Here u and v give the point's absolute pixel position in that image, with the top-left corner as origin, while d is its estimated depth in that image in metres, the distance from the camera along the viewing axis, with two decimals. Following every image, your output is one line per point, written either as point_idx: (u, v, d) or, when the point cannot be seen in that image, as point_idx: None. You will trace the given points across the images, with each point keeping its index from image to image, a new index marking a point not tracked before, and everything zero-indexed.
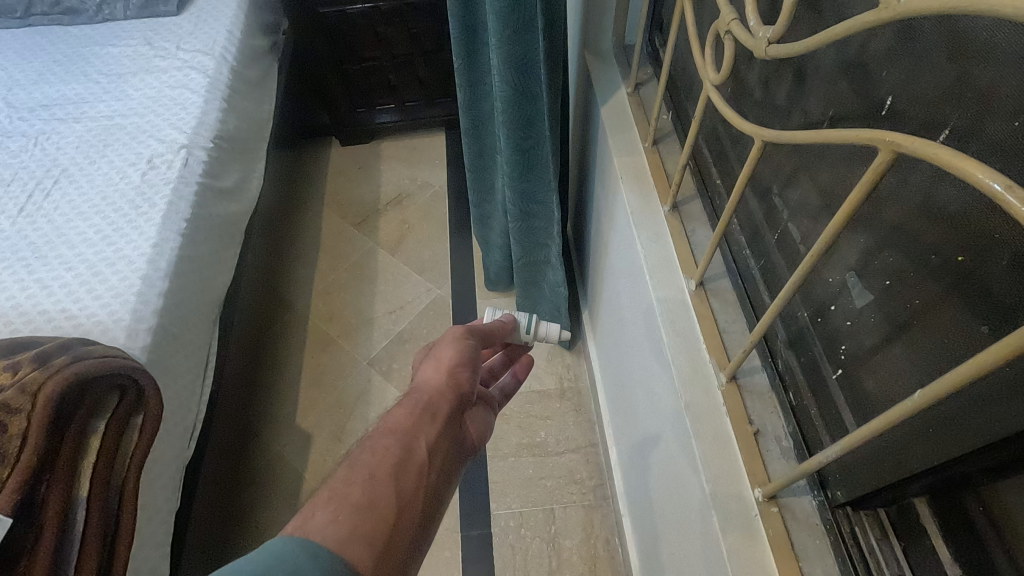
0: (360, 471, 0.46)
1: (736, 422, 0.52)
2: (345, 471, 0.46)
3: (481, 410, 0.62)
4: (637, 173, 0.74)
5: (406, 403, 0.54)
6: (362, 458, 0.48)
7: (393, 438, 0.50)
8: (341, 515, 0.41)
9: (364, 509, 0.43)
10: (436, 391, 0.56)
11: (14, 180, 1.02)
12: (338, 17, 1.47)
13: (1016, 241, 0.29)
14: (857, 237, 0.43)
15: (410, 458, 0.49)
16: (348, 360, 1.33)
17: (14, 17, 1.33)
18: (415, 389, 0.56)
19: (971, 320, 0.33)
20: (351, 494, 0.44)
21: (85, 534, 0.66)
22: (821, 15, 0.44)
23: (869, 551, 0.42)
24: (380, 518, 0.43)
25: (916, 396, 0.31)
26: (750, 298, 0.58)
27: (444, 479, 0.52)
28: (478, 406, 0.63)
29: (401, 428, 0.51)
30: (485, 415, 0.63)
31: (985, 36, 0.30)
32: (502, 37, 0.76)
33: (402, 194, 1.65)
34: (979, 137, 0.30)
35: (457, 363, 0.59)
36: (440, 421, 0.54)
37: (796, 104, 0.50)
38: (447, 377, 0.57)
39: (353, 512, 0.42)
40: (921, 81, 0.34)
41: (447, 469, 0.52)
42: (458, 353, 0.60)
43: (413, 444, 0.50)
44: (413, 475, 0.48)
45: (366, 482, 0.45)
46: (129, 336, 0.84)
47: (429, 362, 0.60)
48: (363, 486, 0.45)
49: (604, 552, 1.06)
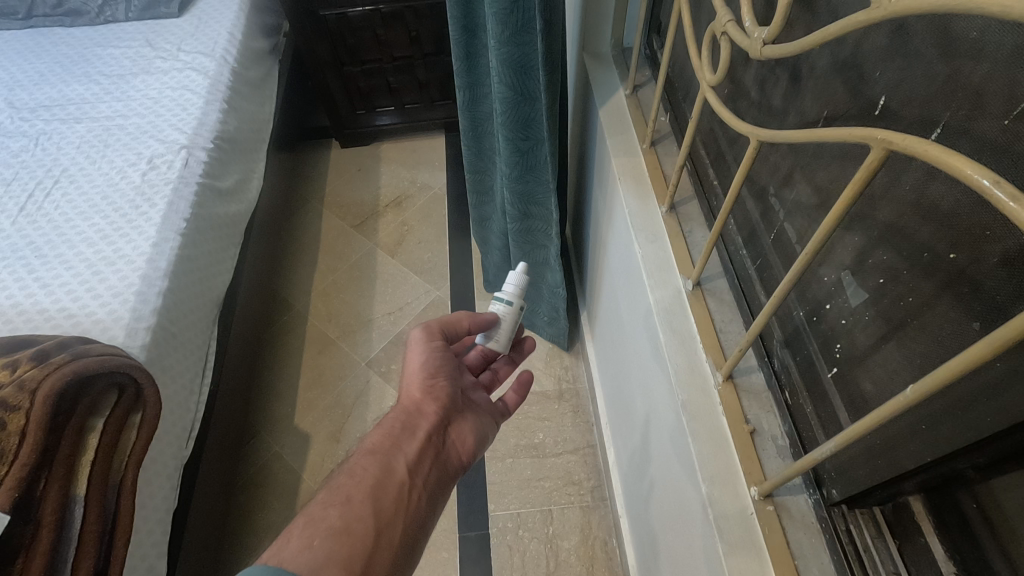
0: (338, 494, 0.55)
1: (732, 421, 0.52)
2: (325, 494, 0.55)
3: (464, 428, 0.72)
4: (636, 174, 0.75)
5: (384, 425, 0.65)
6: (341, 481, 0.57)
7: (370, 459, 0.61)
8: (316, 540, 0.49)
9: (339, 533, 0.51)
10: (407, 409, 0.66)
11: (15, 180, 1.02)
12: (339, 20, 1.48)
13: (1006, 239, 0.30)
14: (852, 236, 0.43)
15: (386, 479, 0.59)
16: (347, 361, 1.33)
17: (16, 19, 1.34)
18: (393, 412, 0.66)
19: (964, 317, 0.33)
20: (327, 518, 0.52)
21: (83, 532, 0.67)
22: (816, 17, 0.44)
23: (864, 549, 0.42)
24: (357, 539, 0.51)
25: (908, 391, 0.31)
26: (747, 297, 0.59)
27: (423, 497, 0.61)
28: (462, 424, 0.72)
29: (378, 450, 0.62)
30: (469, 431, 0.72)
31: (977, 35, 0.30)
32: (501, 39, 0.77)
33: (402, 195, 1.66)
34: (971, 135, 0.31)
35: (428, 377, 0.69)
36: (413, 442, 0.64)
37: (792, 105, 0.50)
38: (422, 395, 0.68)
39: (328, 535, 0.50)
40: (914, 81, 0.35)
41: (425, 486, 0.62)
42: (427, 363, 0.70)
43: (388, 466, 0.60)
44: (391, 495, 0.58)
45: (343, 505, 0.54)
46: (128, 335, 0.84)
47: (403, 380, 0.70)
48: (339, 509, 0.53)
49: (602, 552, 1.05)
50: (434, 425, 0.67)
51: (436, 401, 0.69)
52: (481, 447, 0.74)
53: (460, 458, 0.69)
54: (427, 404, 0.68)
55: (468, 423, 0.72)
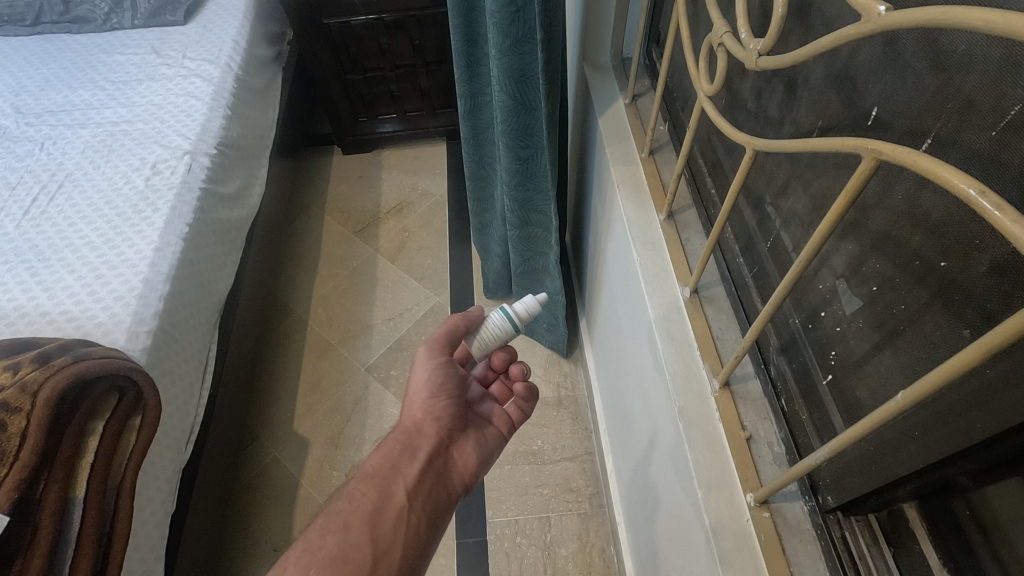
0: (335, 521, 0.57)
1: (728, 426, 0.52)
2: (323, 520, 0.57)
3: (467, 447, 0.71)
4: (635, 182, 0.76)
5: (383, 448, 0.66)
6: (340, 506, 0.59)
7: (369, 484, 0.61)
8: (312, 568, 0.51)
9: (335, 561, 0.52)
10: (407, 430, 0.67)
11: (21, 184, 1.03)
12: (342, 29, 1.49)
13: (995, 248, 0.30)
14: (845, 245, 0.44)
15: (385, 504, 0.60)
16: (347, 366, 1.34)
17: (24, 25, 1.36)
18: (393, 434, 0.67)
19: (955, 324, 0.34)
20: (324, 546, 0.54)
21: (82, 533, 0.67)
22: (811, 29, 0.45)
23: (860, 556, 0.42)
24: (353, 568, 0.53)
25: (899, 397, 0.31)
26: (744, 304, 0.59)
27: (423, 521, 0.61)
28: (464, 444, 0.71)
29: (378, 474, 0.62)
30: (471, 449, 0.72)
31: (965, 48, 0.31)
32: (501, 48, 0.78)
33: (403, 202, 1.67)
34: (961, 145, 0.31)
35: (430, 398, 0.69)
36: (413, 464, 0.65)
37: (788, 115, 0.51)
38: (422, 416, 0.68)
39: (325, 563, 0.52)
40: (905, 92, 0.35)
41: (424, 510, 0.62)
42: (429, 381, 0.69)
43: (388, 491, 0.61)
44: (389, 521, 0.58)
45: (340, 532, 0.56)
46: (129, 339, 0.84)
47: (407, 399, 0.70)
48: (337, 536, 0.55)
49: (600, 560, 1.05)
50: (433, 447, 0.67)
51: (437, 422, 0.69)
52: (485, 466, 0.73)
53: (462, 479, 0.70)
54: (427, 425, 0.68)
55: (471, 442, 0.72)
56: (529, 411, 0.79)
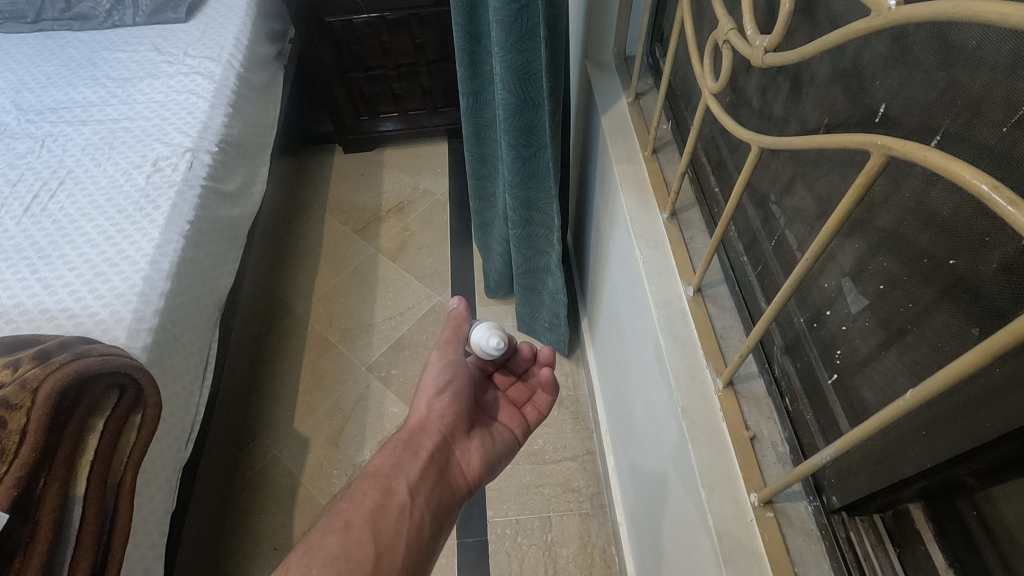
0: (337, 520, 0.56)
1: (732, 426, 0.52)
2: (326, 520, 0.56)
3: (473, 446, 0.71)
4: (638, 180, 0.75)
5: (387, 447, 0.66)
6: (342, 506, 0.58)
7: (371, 483, 0.61)
8: (314, 567, 0.51)
9: (338, 558, 0.52)
10: (412, 429, 0.67)
11: (22, 181, 1.03)
12: (343, 26, 1.49)
13: (1005, 247, 0.30)
14: (851, 243, 0.43)
15: (388, 501, 0.59)
16: (348, 365, 1.33)
17: (25, 22, 1.35)
18: (399, 432, 0.68)
19: (964, 323, 0.33)
20: (325, 545, 0.53)
21: (82, 531, 0.67)
22: (818, 26, 0.45)
23: (864, 556, 0.42)
24: (355, 565, 0.52)
25: (908, 396, 0.31)
26: (747, 303, 0.59)
27: (427, 520, 0.61)
28: (471, 443, 0.71)
29: (381, 472, 0.62)
30: (477, 449, 0.71)
31: (975, 44, 0.30)
32: (505, 46, 0.77)
33: (404, 201, 1.66)
34: (971, 142, 0.31)
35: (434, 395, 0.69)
36: (418, 462, 0.64)
37: (793, 113, 0.50)
38: (429, 413, 0.68)
39: (326, 562, 0.51)
40: (914, 88, 0.35)
41: (428, 507, 0.62)
42: (437, 378, 0.70)
43: (391, 488, 0.61)
44: (392, 518, 0.58)
45: (342, 531, 0.55)
46: (129, 336, 0.84)
47: (416, 399, 0.70)
48: (338, 536, 0.55)
49: (601, 560, 1.05)
50: (437, 446, 0.67)
51: (441, 420, 0.68)
52: (491, 467, 0.73)
53: (465, 479, 0.69)
54: (431, 423, 0.68)
55: (476, 442, 0.72)
56: (546, 407, 0.79)
